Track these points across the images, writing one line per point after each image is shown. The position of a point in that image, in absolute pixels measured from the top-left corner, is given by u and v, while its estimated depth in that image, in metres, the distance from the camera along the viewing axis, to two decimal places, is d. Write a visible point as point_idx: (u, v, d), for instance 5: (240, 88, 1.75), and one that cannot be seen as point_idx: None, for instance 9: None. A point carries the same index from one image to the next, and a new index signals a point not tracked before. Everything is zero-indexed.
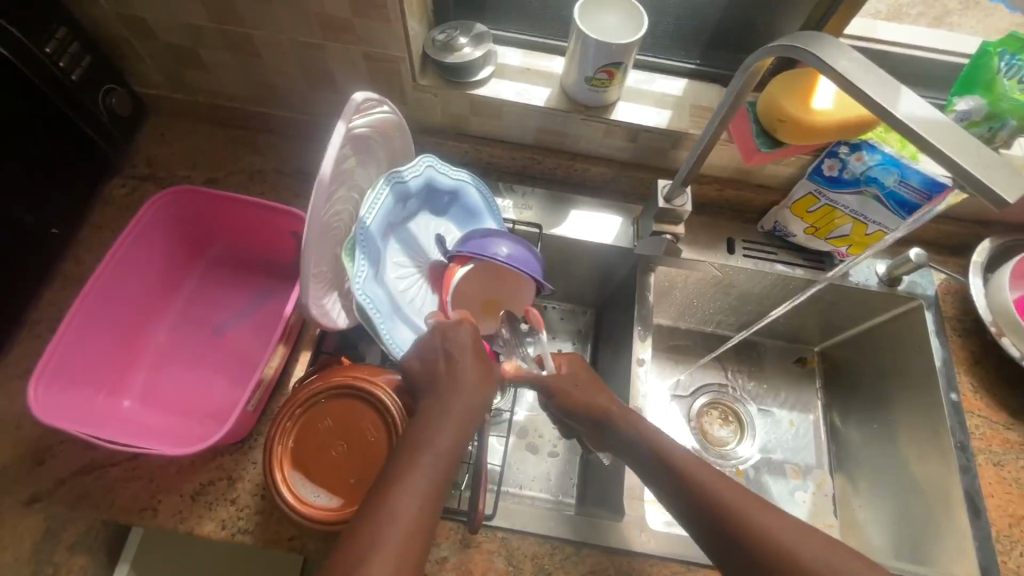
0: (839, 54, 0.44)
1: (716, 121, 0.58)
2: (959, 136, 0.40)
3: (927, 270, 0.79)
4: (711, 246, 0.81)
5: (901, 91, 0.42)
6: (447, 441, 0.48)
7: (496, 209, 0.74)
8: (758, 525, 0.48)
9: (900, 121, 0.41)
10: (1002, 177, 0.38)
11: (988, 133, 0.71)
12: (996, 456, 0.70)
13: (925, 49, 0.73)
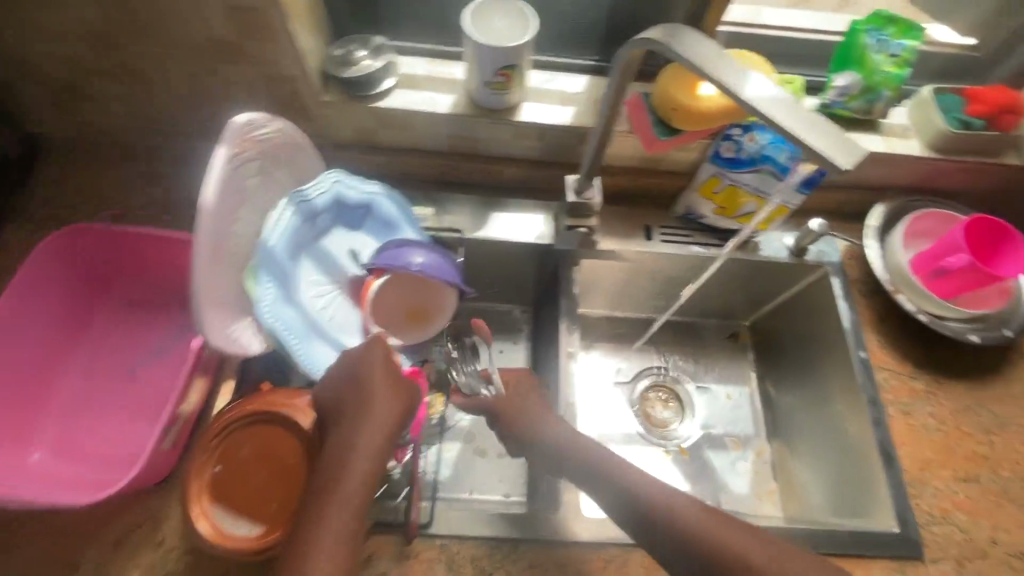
0: (694, 42, 0.47)
1: (605, 109, 0.59)
2: (801, 110, 0.44)
3: (833, 237, 0.84)
4: (628, 235, 0.84)
5: (748, 72, 0.45)
6: (366, 463, 0.48)
7: (413, 219, 0.73)
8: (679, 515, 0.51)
9: (747, 102, 0.44)
10: (833, 146, 0.42)
11: (866, 106, 0.76)
12: (905, 406, 0.74)
13: (803, 30, 0.77)
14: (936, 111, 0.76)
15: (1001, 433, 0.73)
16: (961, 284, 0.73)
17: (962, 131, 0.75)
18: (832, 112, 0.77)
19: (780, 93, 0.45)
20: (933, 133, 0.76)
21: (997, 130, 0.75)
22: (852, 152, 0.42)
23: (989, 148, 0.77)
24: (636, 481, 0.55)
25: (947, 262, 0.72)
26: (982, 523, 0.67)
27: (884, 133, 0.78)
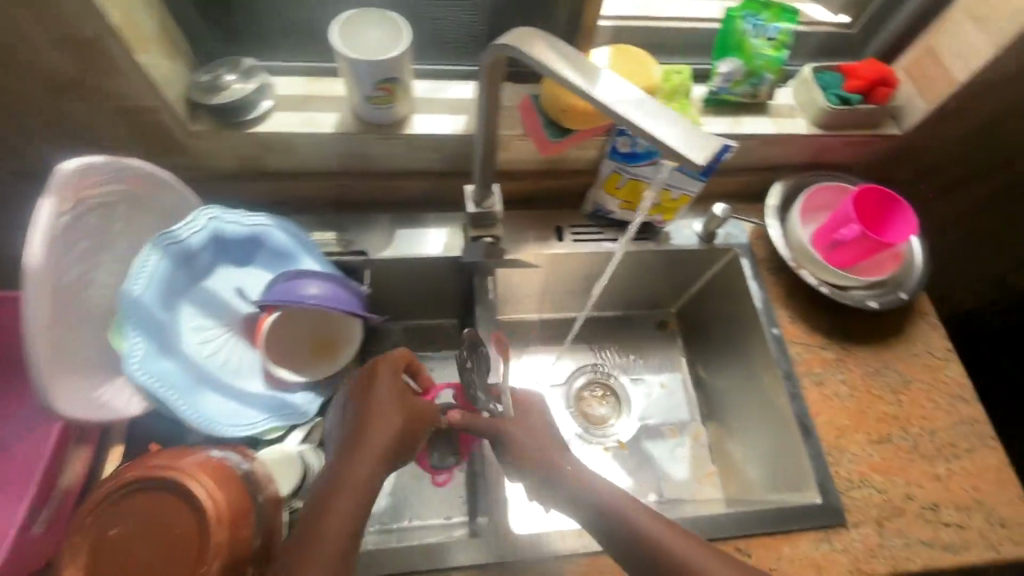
0: (549, 45, 0.46)
1: (483, 117, 0.57)
2: (656, 108, 0.43)
3: (740, 219, 0.86)
4: (540, 238, 0.83)
5: (602, 73, 0.45)
6: (359, 489, 0.47)
7: (310, 246, 0.69)
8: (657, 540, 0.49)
9: (597, 103, 0.44)
10: (682, 140, 0.42)
11: (752, 90, 0.77)
12: (818, 377, 0.76)
13: (683, 19, 0.78)
14: (816, 89, 0.78)
15: (907, 390, 0.76)
16: (853, 255, 0.76)
17: (842, 107, 0.78)
18: (720, 98, 0.78)
19: (631, 88, 0.45)
20: (817, 111, 0.79)
21: (874, 103, 0.78)
22: (706, 147, 0.42)
23: (869, 120, 0.80)
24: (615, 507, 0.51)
25: (840, 234, 0.75)
26: (897, 480, 0.70)
27: (772, 114, 0.80)
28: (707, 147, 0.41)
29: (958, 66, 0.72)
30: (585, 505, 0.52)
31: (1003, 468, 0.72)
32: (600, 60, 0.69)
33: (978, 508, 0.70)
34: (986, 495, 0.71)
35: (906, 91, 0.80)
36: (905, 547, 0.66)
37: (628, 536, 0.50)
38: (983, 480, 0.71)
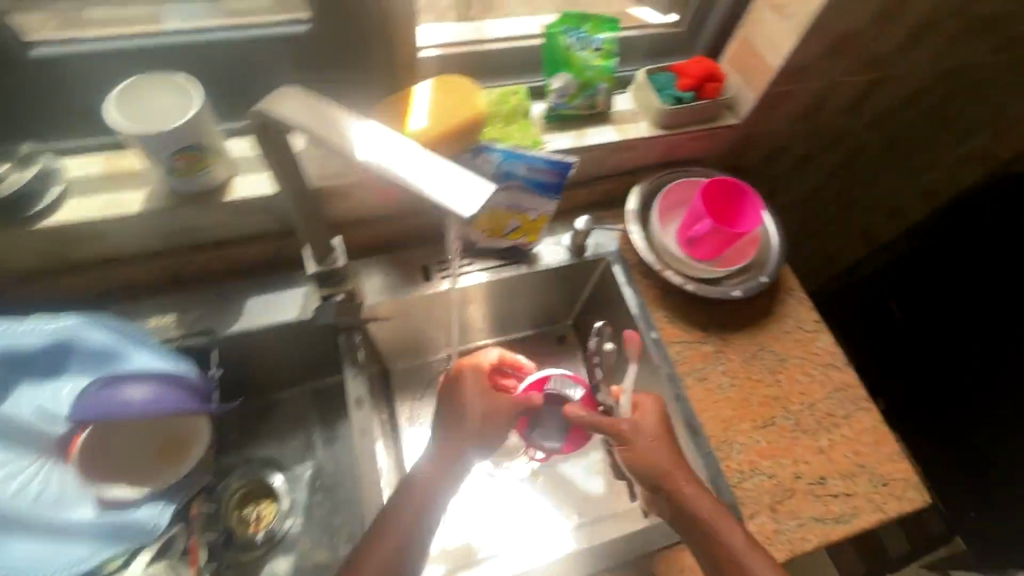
0: (309, 105, 0.43)
1: (284, 179, 0.53)
2: (429, 157, 0.40)
3: (607, 228, 0.86)
4: (407, 280, 0.79)
5: (372, 128, 0.41)
6: (447, 461, 0.64)
7: (132, 335, 0.62)
8: (726, 544, 0.60)
9: (363, 163, 0.40)
10: (454, 189, 0.38)
11: (590, 102, 0.77)
12: (700, 373, 0.77)
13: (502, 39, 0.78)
14: (651, 92, 0.79)
15: (784, 369, 0.78)
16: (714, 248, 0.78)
17: (676, 106, 0.79)
18: (560, 114, 0.77)
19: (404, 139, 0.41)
20: (655, 113, 0.80)
21: (707, 98, 0.80)
22: (478, 194, 0.38)
23: (707, 115, 0.82)
24: (703, 525, 0.61)
25: (696, 230, 0.77)
26: (785, 462, 0.72)
27: (615, 122, 0.80)
28: (476, 195, 0.37)
29: (770, 54, 0.75)
30: (676, 509, 0.63)
31: (877, 426, 0.75)
32: (422, 98, 0.66)
33: (861, 471, 0.72)
34: (867, 456, 0.73)
35: (734, 82, 0.82)
36: (800, 528, 0.68)
37: (700, 532, 0.61)
38: (863, 444, 0.74)
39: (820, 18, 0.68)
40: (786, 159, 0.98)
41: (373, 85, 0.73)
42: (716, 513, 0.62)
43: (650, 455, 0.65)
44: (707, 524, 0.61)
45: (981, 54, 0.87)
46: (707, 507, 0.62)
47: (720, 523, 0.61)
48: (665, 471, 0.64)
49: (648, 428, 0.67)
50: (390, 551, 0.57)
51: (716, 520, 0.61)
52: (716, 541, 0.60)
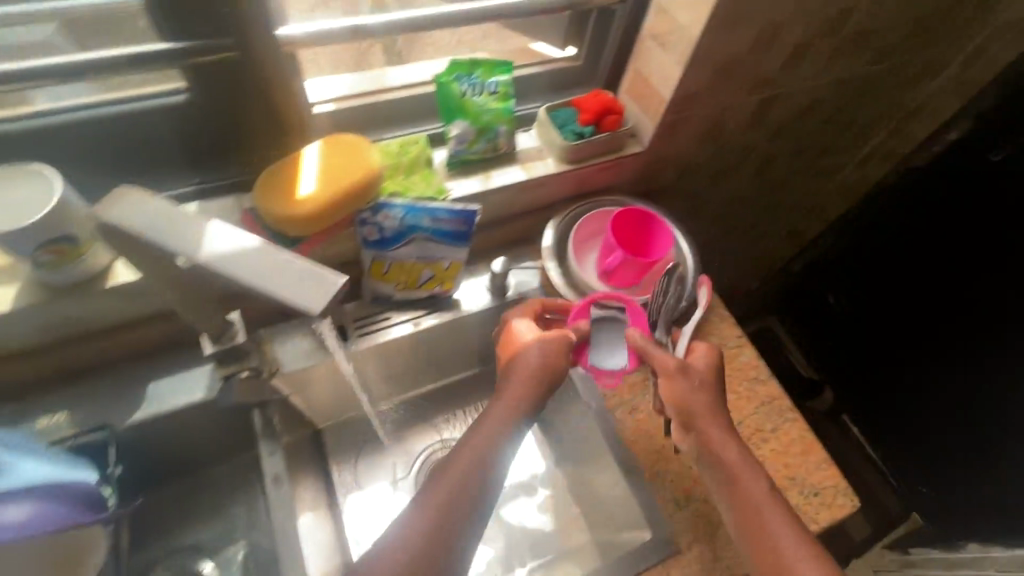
0: (138, 205, 0.39)
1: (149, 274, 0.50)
2: (274, 253, 0.37)
3: (524, 266, 0.86)
4: (323, 341, 0.77)
5: (218, 228, 0.38)
6: (498, 417, 0.64)
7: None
8: (760, 515, 0.60)
9: (202, 265, 0.37)
10: (303, 284, 0.36)
11: (492, 144, 0.77)
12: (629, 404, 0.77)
13: (396, 88, 0.78)
14: (553, 129, 0.80)
15: None
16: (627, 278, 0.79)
17: (579, 141, 0.79)
18: (462, 159, 0.77)
19: (247, 236, 0.38)
20: (558, 149, 0.80)
21: (608, 131, 0.81)
22: (327, 287, 0.36)
23: (611, 146, 0.83)
24: (753, 492, 0.61)
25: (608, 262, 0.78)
26: None
27: (521, 160, 0.81)
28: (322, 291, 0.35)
29: (661, 85, 0.77)
30: (722, 469, 0.63)
31: (802, 435, 0.77)
32: (309, 162, 0.64)
33: (792, 484, 0.73)
34: (796, 467, 0.74)
35: (634, 112, 0.84)
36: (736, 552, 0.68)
37: (737, 496, 0.61)
38: (793, 456, 0.75)
39: (698, 50, 0.70)
40: (699, 176, 1.01)
41: (265, 149, 0.71)
42: (742, 463, 0.63)
43: (692, 399, 0.66)
44: (736, 472, 0.62)
45: (862, 64, 0.92)
46: (735, 458, 0.63)
47: (745, 471, 0.62)
48: (700, 417, 0.65)
49: (697, 372, 0.68)
50: (437, 518, 0.55)
51: (745, 476, 0.62)
52: (739, 489, 0.61)
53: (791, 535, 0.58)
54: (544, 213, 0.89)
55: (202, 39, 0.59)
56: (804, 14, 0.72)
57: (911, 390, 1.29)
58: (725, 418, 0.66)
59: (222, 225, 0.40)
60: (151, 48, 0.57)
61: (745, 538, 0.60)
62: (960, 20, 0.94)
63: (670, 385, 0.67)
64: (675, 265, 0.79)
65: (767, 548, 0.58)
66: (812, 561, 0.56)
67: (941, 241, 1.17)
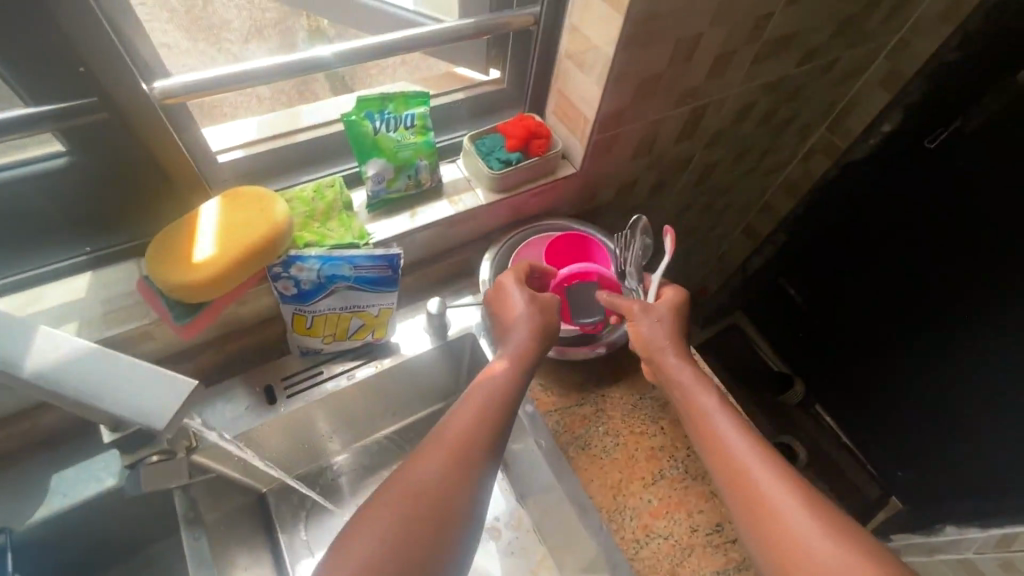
0: None
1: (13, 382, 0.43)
2: (112, 361, 0.38)
3: (463, 302, 0.82)
4: (248, 406, 0.71)
5: (39, 339, 0.38)
6: (491, 382, 0.61)
7: None
8: (718, 429, 0.61)
9: (26, 380, 0.37)
10: (153, 392, 0.38)
11: (415, 180, 0.74)
12: (582, 439, 0.73)
13: (308, 129, 0.74)
14: (477, 158, 0.77)
15: (666, 415, 0.76)
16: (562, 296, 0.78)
17: (506, 169, 0.76)
18: (382, 200, 0.73)
19: (78, 345, 0.39)
20: (486, 179, 0.77)
21: (536, 155, 0.78)
22: (175, 394, 0.38)
23: (542, 171, 0.80)
24: (711, 412, 0.62)
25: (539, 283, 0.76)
26: (679, 517, 0.69)
27: (448, 195, 0.78)
28: (173, 406, 0.37)
29: (586, 106, 0.75)
30: (679, 395, 0.66)
31: None
32: (207, 220, 0.59)
33: None
34: None
35: (562, 134, 0.82)
36: None
37: (694, 422, 0.63)
38: None
39: (616, 69, 0.68)
40: (641, 189, 0.99)
41: (163, 207, 0.66)
42: (698, 388, 0.65)
43: (649, 333, 0.69)
44: (692, 397, 0.64)
45: (790, 66, 0.91)
46: (687, 382, 0.65)
47: (703, 396, 0.64)
48: (658, 348, 0.68)
49: (658, 311, 0.70)
50: (442, 461, 0.53)
51: (698, 398, 0.64)
52: (699, 414, 0.63)
53: (749, 446, 0.59)
54: (481, 243, 0.85)
55: (72, 99, 0.53)
56: (721, 24, 0.71)
57: (875, 372, 1.29)
58: (683, 349, 0.68)
59: (49, 332, 0.39)
60: (12, 114, 0.51)
61: (711, 459, 0.60)
62: (881, 14, 0.94)
63: (636, 327, 0.70)
64: (640, 217, 0.76)
65: (732, 460, 0.58)
66: (771, 466, 0.57)
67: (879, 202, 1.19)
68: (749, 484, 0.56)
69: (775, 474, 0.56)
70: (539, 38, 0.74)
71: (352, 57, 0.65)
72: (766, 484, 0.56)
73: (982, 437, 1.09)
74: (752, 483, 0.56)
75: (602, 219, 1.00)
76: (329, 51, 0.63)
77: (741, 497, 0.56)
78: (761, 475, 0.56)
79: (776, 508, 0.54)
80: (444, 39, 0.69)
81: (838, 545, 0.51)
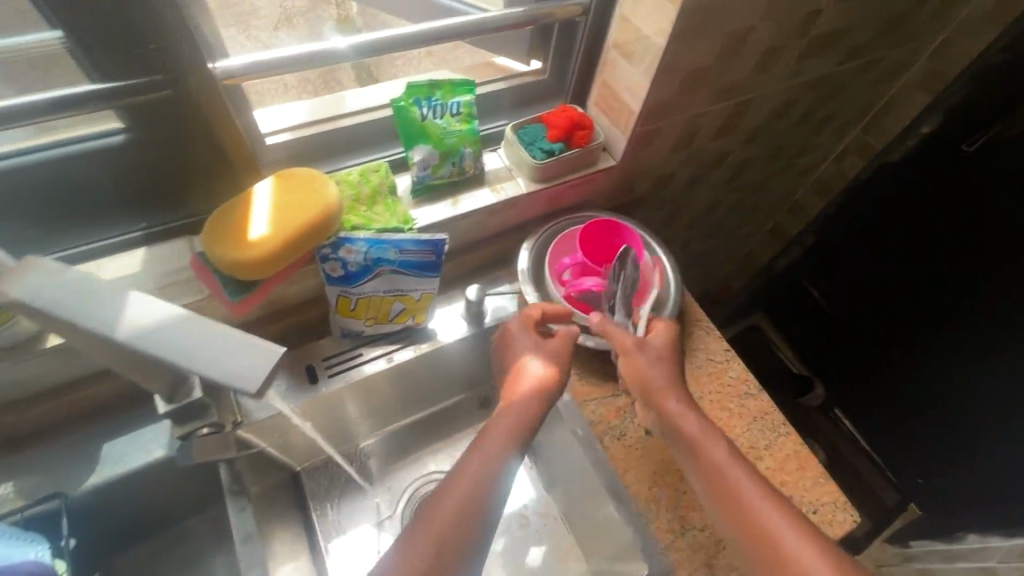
0: (36, 278, 0.34)
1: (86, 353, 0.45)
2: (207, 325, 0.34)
3: (500, 290, 0.83)
4: (290, 385, 0.73)
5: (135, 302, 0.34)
6: (500, 430, 0.61)
7: None
8: (728, 478, 0.60)
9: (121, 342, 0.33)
10: (247, 360, 0.33)
11: (458, 167, 0.74)
12: (617, 430, 0.74)
13: (355, 113, 0.75)
14: (520, 148, 0.77)
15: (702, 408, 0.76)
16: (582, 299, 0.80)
17: (549, 159, 0.77)
18: (426, 185, 0.74)
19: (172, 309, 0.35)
20: (528, 168, 0.78)
21: (578, 146, 0.79)
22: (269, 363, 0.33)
23: (583, 162, 0.81)
24: (720, 459, 0.61)
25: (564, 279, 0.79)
26: None
27: (490, 182, 0.78)
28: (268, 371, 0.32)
29: (630, 98, 0.75)
30: (678, 439, 0.64)
31: (798, 450, 0.74)
32: (261, 200, 0.60)
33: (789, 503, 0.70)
34: (791, 486, 0.72)
35: (604, 125, 0.82)
36: None
37: (701, 468, 0.62)
38: (788, 473, 0.73)
39: (664, 61, 0.68)
40: (675, 184, 0.99)
41: (215, 186, 0.67)
42: (704, 436, 0.63)
43: (650, 374, 0.67)
44: (699, 445, 0.62)
45: (832, 64, 0.90)
46: (694, 428, 0.64)
47: (710, 446, 0.62)
48: (659, 393, 0.66)
49: (653, 350, 0.70)
50: (453, 505, 0.54)
51: (704, 441, 0.63)
52: (708, 461, 0.61)
53: (764, 496, 0.58)
54: (518, 232, 0.86)
55: (136, 77, 0.55)
56: (770, 18, 0.70)
57: (898, 381, 1.28)
58: (681, 393, 0.67)
59: (143, 297, 0.35)
60: (80, 89, 0.53)
61: (724, 511, 0.59)
62: (928, 13, 0.92)
63: (632, 362, 0.69)
64: (626, 250, 0.73)
65: (751, 519, 0.57)
66: (791, 519, 0.56)
67: (912, 211, 1.17)
68: (772, 543, 0.55)
69: (794, 523, 0.56)
70: (586, 28, 0.75)
71: (373, 49, 0.64)
72: (789, 541, 0.55)
73: (1003, 445, 1.07)
74: (776, 543, 0.55)
75: (635, 213, 1.00)
76: (381, 37, 0.64)
77: (760, 549, 0.56)
78: (780, 527, 0.56)
79: (798, 559, 0.54)
80: (492, 27, 0.69)
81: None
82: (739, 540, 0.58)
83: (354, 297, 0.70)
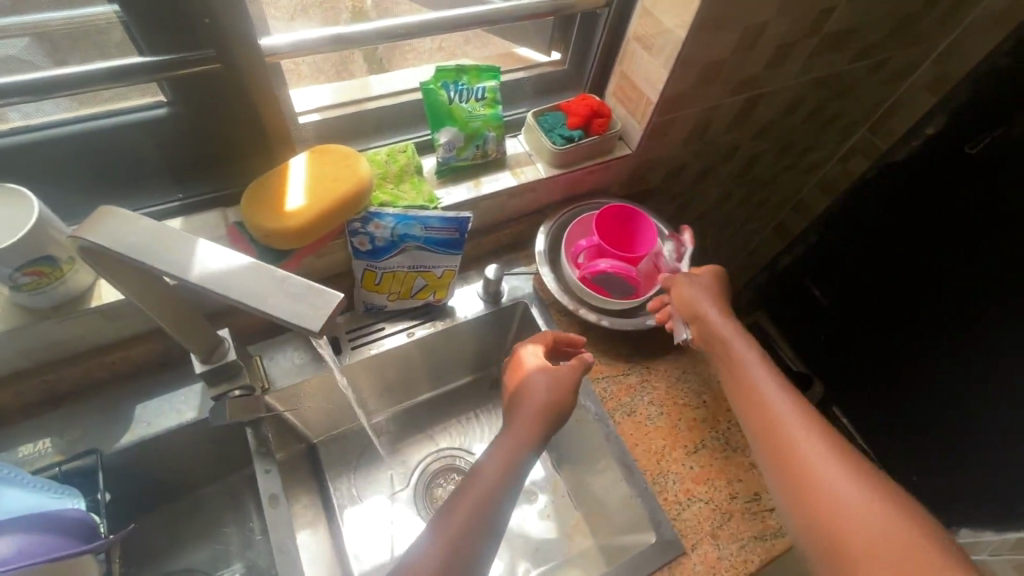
0: (119, 228, 0.40)
1: (151, 313, 0.49)
2: (266, 270, 0.38)
3: (516, 273, 0.87)
4: (313, 355, 0.75)
5: (210, 249, 0.39)
6: (511, 437, 0.61)
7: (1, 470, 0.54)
8: (749, 379, 0.63)
9: (195, 283, 0.38)
10: (301, 304, 0.36)
11: (482, 150, 0.77)
12: (627, 406, 0.77)
13: (383, 97, 0.79)
14: (541, 134, 0.80)
15: (708, 390, 0.79)
16: (597, 281, 0.81)
17: (568, 145, 0.79)
18: (451, 166, 0.77)
19: (235, 255, 0.39)
20: (547, 154, 0.81)
21: (596, 134, 0.81)
22: (323, 302, 0.36)
23: (600, 149, 0.83)
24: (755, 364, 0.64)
25: (579, 261, 0.82)
26: (719, 484, 0.72)
27: (511, 167, 0.81)
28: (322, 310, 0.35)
29: (648, 88, 0.78)
30: (714, 343, 0.69)
31: None
32: (297, 173, 0.63)
33: None
34: None
35: (621, 115, 0.85)
36: (741, 550, 0.68)
37: (730, 369, 0.66)
38: None
39: (683, 53, 0.71)
40: (687, 175, 1.02)
41: (249, 160, 0.70)
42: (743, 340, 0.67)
43: (693, 295, 0.73)
44: (731, 346, 0.67)
45: (843, 62, 0.93)
46: (730, 331, 0.68)
47: (747, 349, 0.66)
48: (699, 307, 0.71)
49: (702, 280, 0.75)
50: (469, 509, 0.54)
51: (738, 345, 0.66)
52: (737, 360, 0.65)
53: (782, 393, 0.60)
54: (534, 218, 0.89)
55: (181, 52, 0.57)
56: (787, 14, 0.73)
57: (909, 389, 1.25)
58: (724, 309, 0.71)
59: (212, 245, 0.40)
60: (128, 62, 0.55)
61: (743, 405, 0.62)
62: (935, 14, 0.95)
63: (678, 287, 0.75)
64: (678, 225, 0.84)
65: (772, 417, 0.58)
66: (803, 412, 0.58)
67: (918, 218, 1.18)
68: (784, 441, 0.56)
69: (807, 418, 0.57)
70: (608, 20, 0.78)
71: (393, 33, 0.66)
72: (800, 436, 0.56)
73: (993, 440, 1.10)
74: (782, 430, 0.57)
75: (646, 203, 1.04)
76: (397, 24, 0.66)
77: (762, 431, 0.58)
78: (789, 415, 0.58)
79: (800, 445, 0.55)
80: (519, 15, 0.72)
81: (867, 494, 0.50)
82: (750, 434, 0.60)
83: (381, 270, 0.73)
